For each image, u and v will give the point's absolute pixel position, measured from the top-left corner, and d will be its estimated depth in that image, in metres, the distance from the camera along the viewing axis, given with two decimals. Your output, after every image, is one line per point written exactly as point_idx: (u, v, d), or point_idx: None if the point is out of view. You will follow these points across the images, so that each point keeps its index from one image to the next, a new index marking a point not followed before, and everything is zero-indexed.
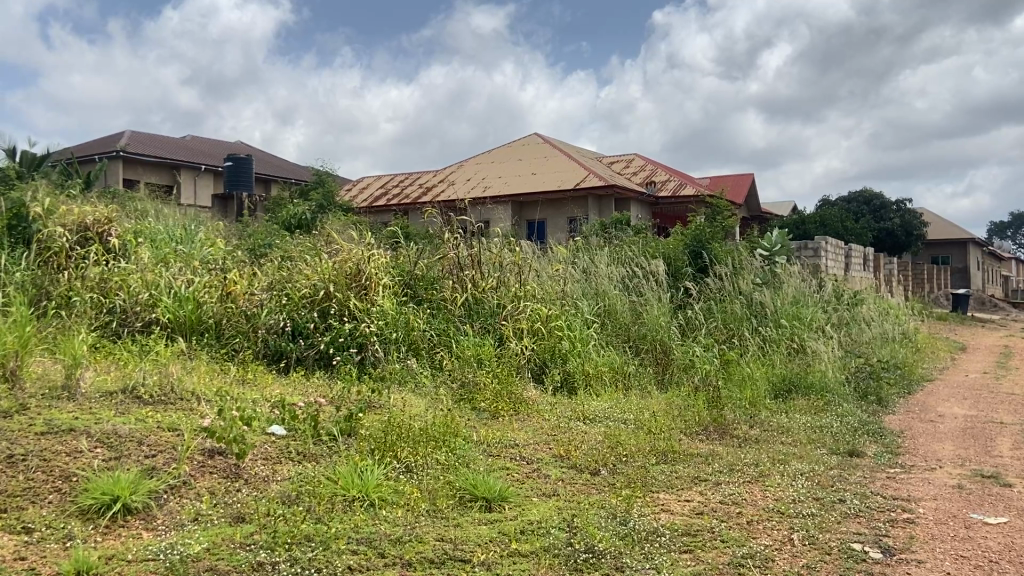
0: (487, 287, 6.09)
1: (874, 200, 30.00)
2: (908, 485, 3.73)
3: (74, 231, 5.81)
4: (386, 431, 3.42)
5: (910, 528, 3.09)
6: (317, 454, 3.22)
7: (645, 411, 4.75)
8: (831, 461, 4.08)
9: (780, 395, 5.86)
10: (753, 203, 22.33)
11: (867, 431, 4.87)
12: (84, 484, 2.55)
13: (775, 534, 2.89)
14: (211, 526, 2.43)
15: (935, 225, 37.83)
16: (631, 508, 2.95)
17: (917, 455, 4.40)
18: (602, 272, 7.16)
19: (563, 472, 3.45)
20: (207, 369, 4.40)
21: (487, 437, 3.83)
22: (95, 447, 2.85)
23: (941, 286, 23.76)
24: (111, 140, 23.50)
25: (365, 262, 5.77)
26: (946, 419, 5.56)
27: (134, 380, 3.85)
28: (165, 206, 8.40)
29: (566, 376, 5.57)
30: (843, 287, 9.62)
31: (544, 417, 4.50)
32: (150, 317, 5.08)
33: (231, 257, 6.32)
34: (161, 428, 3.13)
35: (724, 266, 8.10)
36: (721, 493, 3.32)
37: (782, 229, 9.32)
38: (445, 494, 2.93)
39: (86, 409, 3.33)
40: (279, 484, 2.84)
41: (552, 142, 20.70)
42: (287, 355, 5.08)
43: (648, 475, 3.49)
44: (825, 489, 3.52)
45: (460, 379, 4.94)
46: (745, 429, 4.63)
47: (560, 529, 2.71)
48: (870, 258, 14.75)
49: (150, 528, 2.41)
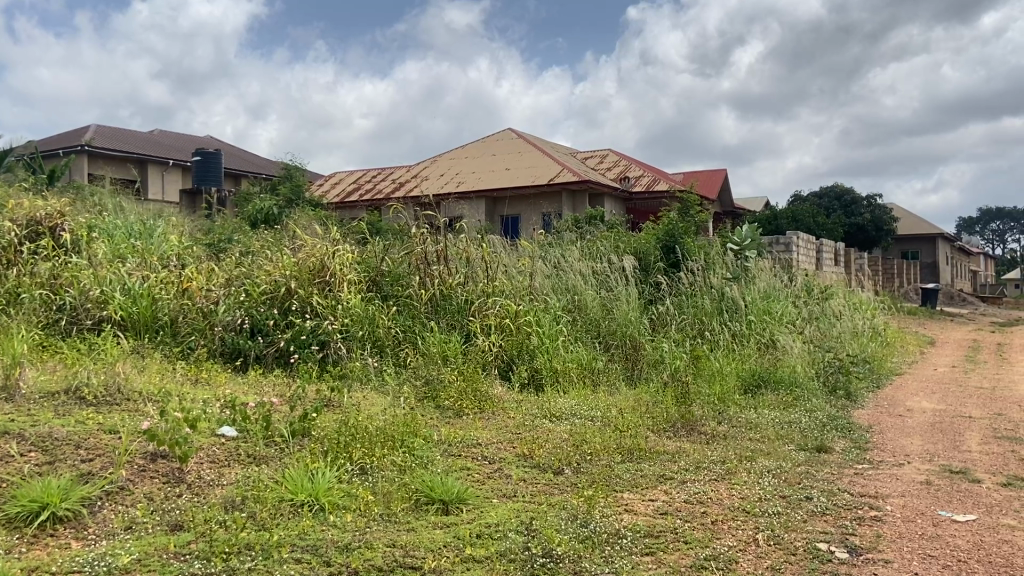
0: (455, 282, 5.95)
1: (845, 196, 30.25)
2: (876, 482, 3.67)
3: (24, 226, 5.61)
4: (342, 431, 3.29)
5: (877, 526, 3.03)
6: (268, 456, 3.10)
7: (612, 408, 4.66)
8: (799, 457, 4.01)
9: (750, 390, 5.80)
10: (727, 198, 22.38)
11: (836, 426, 4.83)
12: (12, 491, 2.38)
13: (739, 534, 2.81)
14: (145, 535, 2.29)
15: (905, 221, 38.26)
16: (592, 509, 2.86)
17: (886, 450, 4.36)
18: (572, 267, 7.06)
19: (526, 473, 3.34)
20: (158, 369, 4.24)
21: (450, 436, 3.71)
22: (27, 452, 2.69)
23: (911, 280, 23.99)
24: (77, 135, 23.06)
25: (330, 257, 5.61)
26: (915, 413, 5.55)
27: (78, 379, 3.67)
28: (126, 200, 8.17)
29: (533, 374, 5.47)
30: (814, 282, 9.60)
31: (511, 415, 4.39)
32: (102, 315, 4.89)
33: (192, 253, 6.13)
34: (101, 431, 2.98)
35: (696, 262, 8.05)
36: (687, 493, 3.23)
37: (754, 223, 9.26)
38: (400, 497, 2.81)
39: (23, 410, 3.17)
40: (222, 489, 2.70)
41: (527, 137, 20.59)
42: (245, 352, 4.92)
43: (612, 474, 3.39)
44: (793, 486, 3.45)
45: (425, 376, 4.82)
46: (714, 425, 4.55)
47: (517, 533, 2.60)
48: (841, 252, 14.82)
49: (79, 537, 2.26)
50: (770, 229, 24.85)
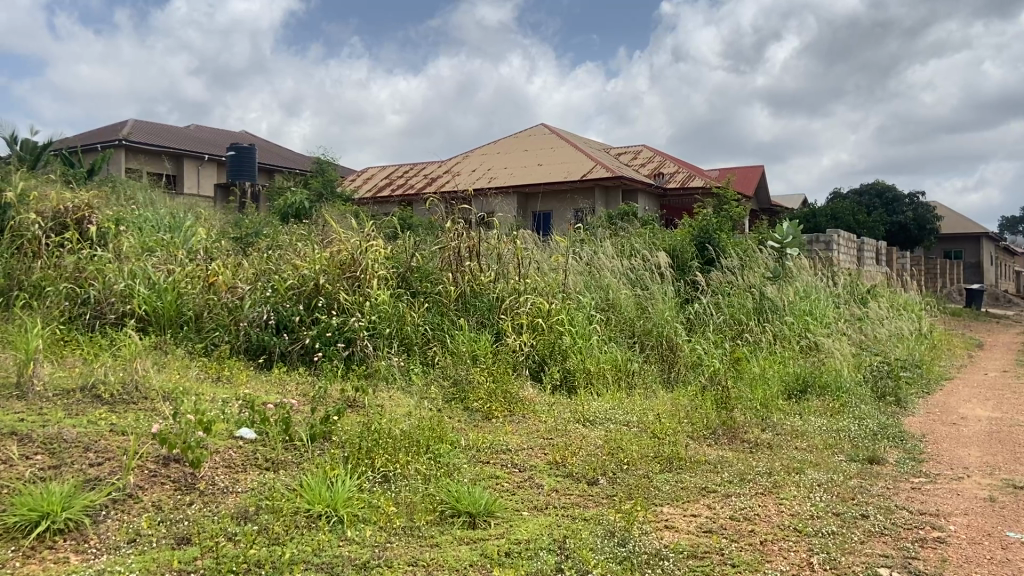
0: (487, 279, 5.77)
1: (887, 193, 29.48)
2: (936, 499, 3.40)
3: (51, 218, 5.51)
4: (364, 437, 3.12)
5: (941, 549, 2.77)
6: (286, 462, 2.93)
7: (649, 413, 4.43)
8: (851, 469, 3.76)
9: (794, 395, 5.53)
10: (763, 195, 21.91)
11: (888, 435, 4.54)
12: (11, 498, 2.23)
13: (791, 556, 2.59)
14: (149, 550, 2.12)
15: (947, 220, 37.28)
16: (631, 525, 2.64)
17: (942, 463, 4.07)
18: (604, 264, 6.83)
19: (558, 482, 3.14)
20: (179, 367, 4.10)
21: (477, 442, 3.52)
22: (33, 455, 2.54)
23: (955, 281, 23.33)
24: (115, 129, 23.31)
25: (361, 252, 5.42)
26: (970, 421, 5.23)
27: (96, 377, 3.53)
28: (157, 193, 8.10)
29: (565, 375, 5.24)
30: (857, 282, 9.26)
31: (542, 418, 4.19)
32: (125, 309, 4.80)
33: (219, 247, 6.02)
34: (113, 432, 2.84)
35: (733, 260, 7.78)
36: (732, 508, 3.01)
37: (794, 220, 8.82)
38: (424, 509, 2.63)
39: (36, 408, 3.04)
40: (237, 497, 2.54)
41: (559, 132, 20.30)
42: (270, 349, 4.80)
43: (650, 486, 3.17)
44: (846, 503, 3.20)
45: (453, 376, 4.65)
46: (757, 433, 4.30)
47: (548, 552, 2.40)
48: (883, 250, 14.37)
49: (80, 551, 2.09)
50: (808, 227, 24.39)
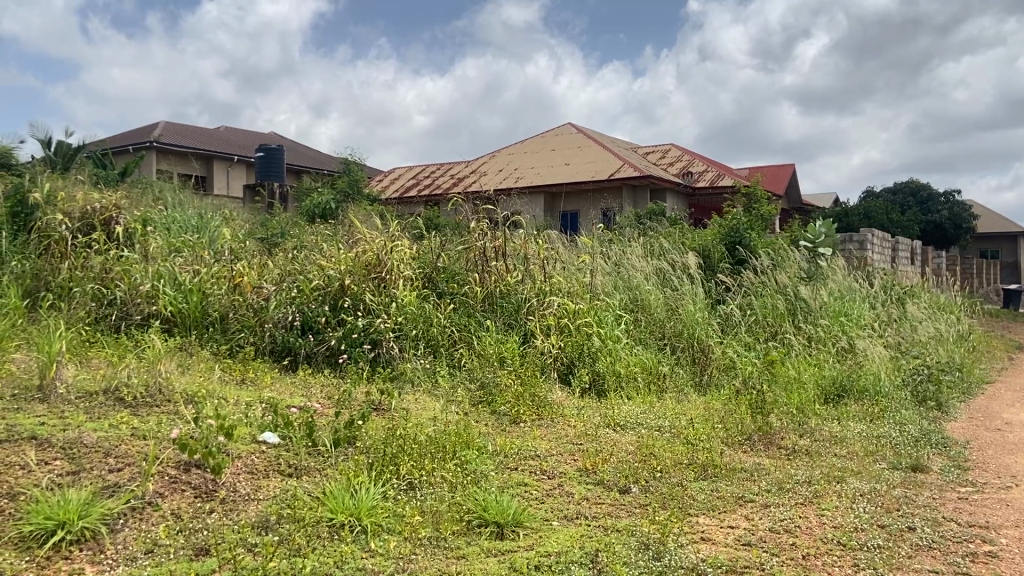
0: (514, 280, 5.68)
1: (920, 192, 28.92)
2: (984, 510, 3.24)
3: (78, 219, 5.51)
4: (389, 443, 3.04)
5: (993, 564, 2.62)
6: (309, 468, 2.86)
7: (682, 418, 4.31)
8: (894, 477, 3.61)
9: (831, 399, 5.37)
10: (794, 195, 21.56)
11: (930, 442, 4.37)
12: (27, 505, 2.17)
13: (836, 572, 2.46)
14: (166, 561, 2.06)
15: (983, 219, 36.48)
16: (666, 537, 2.52)
17: (989, 471, 3.90)
18: (633, 265, 6.71)
19: (589, 491, 3.03)
20: (203, 368, 4.07)
21: (505, 447, 3.42)
22: (52, 460, 2.49)
23: (993, 281, 22.77)
24: (147, 131, 23.55)
25: (387, 252, 5.33)
26: (1016, 427, 5.03)
27: (119, 379, 3.48)
28: (185, 194, 8.11)
29: (595, 377, 5.12)
30: (893, 282, 9.02)
31: (573, 423, 4.09)
32: (151, 310, 4.76)
33: (245, 248, 5.99)
34: (135, 437, 2.79)
35: (765, 261, 7.61)
36: (771, 519, 2.88)
37: (828, 220, 8.66)
38: (450, 518, 2.54)
39: (57, 412, 2.99)
40: (258, 505, 2.47)
41: (587, 131, 20.13)
42: (295, 351, 4.73)
43: (685, 495, 3.05)
44: (891, 514, 3.04)
45: (479, 379, 4.55)
46: (794, 439, 4.16)
47: (580, 566, 2.29)
48: (919, 251, 14.05)
49: (95, 562, 2.03)
50: (840, 227, 23.98)
